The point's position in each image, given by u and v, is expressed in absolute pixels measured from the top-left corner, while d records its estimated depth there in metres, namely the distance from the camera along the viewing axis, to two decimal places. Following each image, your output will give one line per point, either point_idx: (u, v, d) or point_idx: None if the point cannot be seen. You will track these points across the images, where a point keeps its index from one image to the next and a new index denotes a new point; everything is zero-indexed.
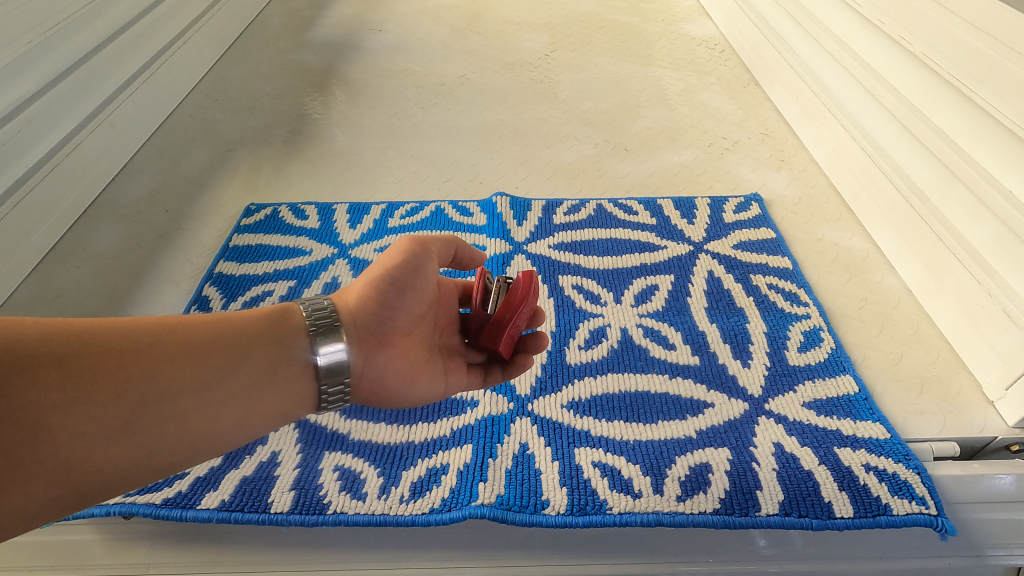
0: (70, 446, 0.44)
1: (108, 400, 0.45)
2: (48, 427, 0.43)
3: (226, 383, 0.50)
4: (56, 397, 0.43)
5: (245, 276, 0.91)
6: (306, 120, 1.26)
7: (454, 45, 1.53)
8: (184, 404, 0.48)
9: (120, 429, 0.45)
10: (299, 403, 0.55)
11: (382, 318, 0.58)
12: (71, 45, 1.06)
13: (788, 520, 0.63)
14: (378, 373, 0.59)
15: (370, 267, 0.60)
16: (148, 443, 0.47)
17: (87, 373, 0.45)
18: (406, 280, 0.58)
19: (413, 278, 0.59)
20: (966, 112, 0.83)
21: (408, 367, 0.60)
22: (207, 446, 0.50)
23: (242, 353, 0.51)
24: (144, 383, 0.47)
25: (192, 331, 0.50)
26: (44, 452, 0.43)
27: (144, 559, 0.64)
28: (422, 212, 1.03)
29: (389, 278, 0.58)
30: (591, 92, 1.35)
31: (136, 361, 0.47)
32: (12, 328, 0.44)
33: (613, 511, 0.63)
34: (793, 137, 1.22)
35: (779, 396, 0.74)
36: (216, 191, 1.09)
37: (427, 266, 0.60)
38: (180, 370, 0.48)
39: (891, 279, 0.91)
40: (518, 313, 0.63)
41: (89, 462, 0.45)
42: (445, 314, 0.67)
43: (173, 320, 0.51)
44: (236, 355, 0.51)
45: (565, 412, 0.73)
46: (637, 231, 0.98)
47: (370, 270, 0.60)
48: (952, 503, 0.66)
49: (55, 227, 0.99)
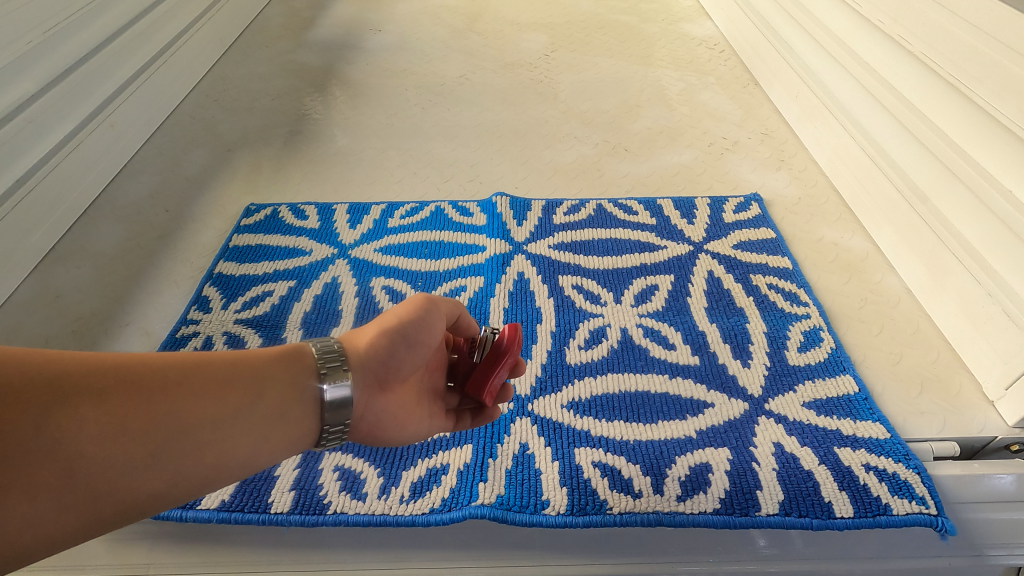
0: (99, 477, 0.43)
1: (136, 435, 0.44)
2: (82, 460, 0.42)
3: (244, 419, 0.49)
4: (90, 431, 0.43)
5: (245, 276, 0.91)
6: (306, 120, 1.26)
7: (454, 45, 1.53)
8: (202, 440, 0.47)
9: (145, 462, 0.45)
10: (306, 437, 0.53)
11: (390, 369, 0.58)
12: (71, 46, 1.07)
13: (788, 521, 0.63)
14: (376, 416, 0.58)
15: (383, 315, 0.59)
16: (168, 475, 0.46)
17: (120, 408, 0.44)
18: (418, 336, 0.59)
19: (425, 332, 0.59)
20: (967, 111, 0.83)
21: (404, 412, 0.60)
22: (222, 478, 0.49)
23: (260, 391, 0.50)
24: (171, 419, 0.46)
25: (215, 367, 0.49)
26: (76, 480, 0.42)
27: (144, 559, 0.64)
28: (422, 212, 1.03)
29: (403, 332, 0.58)
30: (590, 92, 1.36)
31: (164, 398, 0.46)
32: (51, 357, 0.44)
33: (613, 511, 0.63)
34: (793, 137, 1.22)
35: (779, 396, 0.74)
36: (216, 191, 1.09)
37: (438, 322, 0.60)
38: (201, 406, 0.47)
39: (891, 279, 0.91)
40: (505, 365, 0.63)
41: (116, 493, 0.44)
42: (437, 358, 0.66)
43: (195, 355, 0.50)
44: (257, 389, 0.51)
45: (565, 412, 0.73)
46: (637, 231, 0.98)
47: (382, 317, 0.59)
48: (953, 503, 0.66)
49: (55, 227, 0.99)
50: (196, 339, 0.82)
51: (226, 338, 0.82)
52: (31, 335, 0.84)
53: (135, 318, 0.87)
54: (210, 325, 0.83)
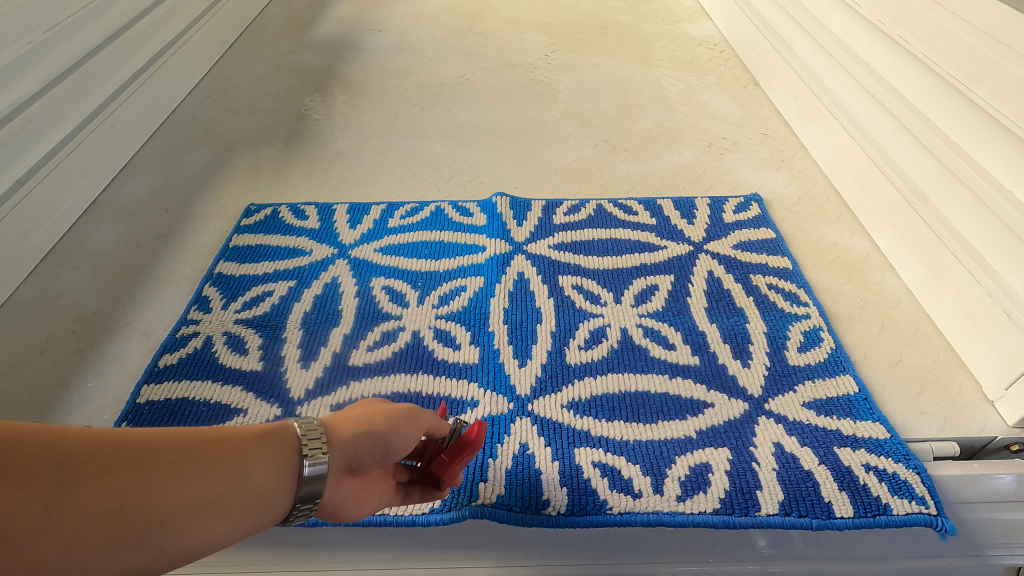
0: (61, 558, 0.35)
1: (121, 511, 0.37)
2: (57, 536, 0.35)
3: (233, 500, 0.42)
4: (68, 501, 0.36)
5: (245, 276, 0.91)
6: (307, 121, 1.26)
7: (453, 45, 1.54)
8: (192, 528, 0.39)
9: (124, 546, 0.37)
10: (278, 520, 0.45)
11: (367, 458, 0.50)
12: (71, 46, 1.07)
13: (788, 520, 0.63)
14: (339, 504, 0.50)
15: (368, 411, 0.51)
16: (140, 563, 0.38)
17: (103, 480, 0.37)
18: (405, 439, 0.53)
19: (404, 444, 0.53)
20: (966, 111, 0.83)
21: (367, 499, 0.52)
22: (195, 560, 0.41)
23: (249, 468, 0.43)
24: (157, 505, 0.38)
25: (203, 444, 0.42)
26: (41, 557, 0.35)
27: None
28: (422, 212, 1.03)
29: (385, 434, 0.51)
30: (590, 92, 1.36)
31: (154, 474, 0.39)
32: (24, 436, 0.36)
33: (613, 511, 0.64)
34: (793, 136, 1.22)
35: (779, 396, 0.74)
36: (216, 191, 1.09)
37: (418, 431, 0.54)
38: (189, 485, 0.40)
39: (891, 279, 0.91)
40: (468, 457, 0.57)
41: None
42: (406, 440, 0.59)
43: (181, 433, 0.42)
44: (252, 463, 0.43)
45: (565, 412, 0.73)
46: (637, 231, 0.98)
47: (366, 412, 0.51)
48: (953, 503, 0.66)
49: (56, 227, 0.99)
50: (196, 339, 0.82)
51: (226, 338, 0.82)
52: (32, 335, 0.84)
53: (136, 318, 0.87)
54: (210, 325, 0.83)
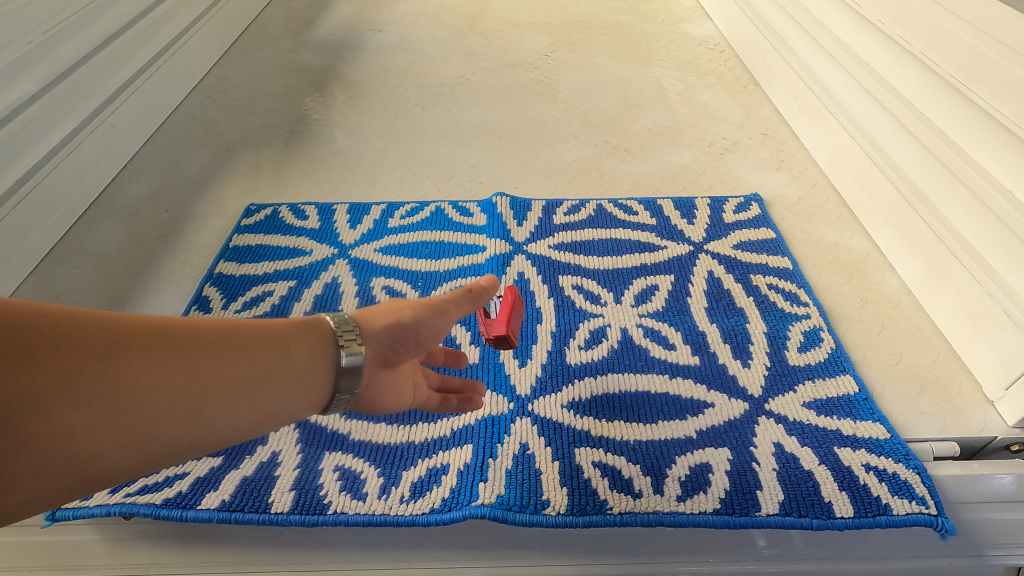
0: (114, 429, 0.40)
1: (167, 388, 0.41)
2: (104, 410, 0.39)
3: (268, 382, 0.46)
4: (113, 382, 0.40)
5: (245, 276, 0.91)
6: (307, 120, 1.26)
7: (454, 45, 1.54)
8: (233, 403, 0.44)
9: (171, 419, 0.42)
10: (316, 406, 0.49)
11: (400, 351, 0.54)
12: (71, 46, 1.07)
13: (788, 521, 0.63)
14: (374, 394, 0.54)
15: (399, 305, 0.56)
16: (188, 434, 0.43)
17: (146, 362, 0.41)
18: (434, 331, 0.57)
19: (432, 336, 0.57)
20: (966, 111, 0.83)
21: (400, 392, 0.56)
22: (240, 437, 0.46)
23: (283, 353, 0.47)
24: (198, 382, 0.43)
25: (229, 334, 0.45)
26: (93, 428, 0.39)
27: (144, 560, 0.65)
28: (422, 212, 1.03)
29: (414, 330, 0.55)
30: (590, 92, 1.36)
31: (194, 356, 0.43)
32: (67, 316, 0.40)
33: (613, 511, 0.63)
34: (793, 136, 1.22)
35: (779, 396, 0.74)
36: (217, 190, 1.09)
37: (448, 325, 0.58)
38: (225, 365, 0.44)
39: (891, 279, 0.91)
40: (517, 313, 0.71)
41: (135, 442, 0.41)
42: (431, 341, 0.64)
43: (216, 320, 0.46)
44: (283, 352, 0.47)
45: (565, 412, 0.73)
46: (637, 231, 0.98)
47: (399, 305, 0.55)
48: (953, 503, 0.67)
49: (56, 227, 0.99)
50: None
51: None
52: None
53: None
54: None
